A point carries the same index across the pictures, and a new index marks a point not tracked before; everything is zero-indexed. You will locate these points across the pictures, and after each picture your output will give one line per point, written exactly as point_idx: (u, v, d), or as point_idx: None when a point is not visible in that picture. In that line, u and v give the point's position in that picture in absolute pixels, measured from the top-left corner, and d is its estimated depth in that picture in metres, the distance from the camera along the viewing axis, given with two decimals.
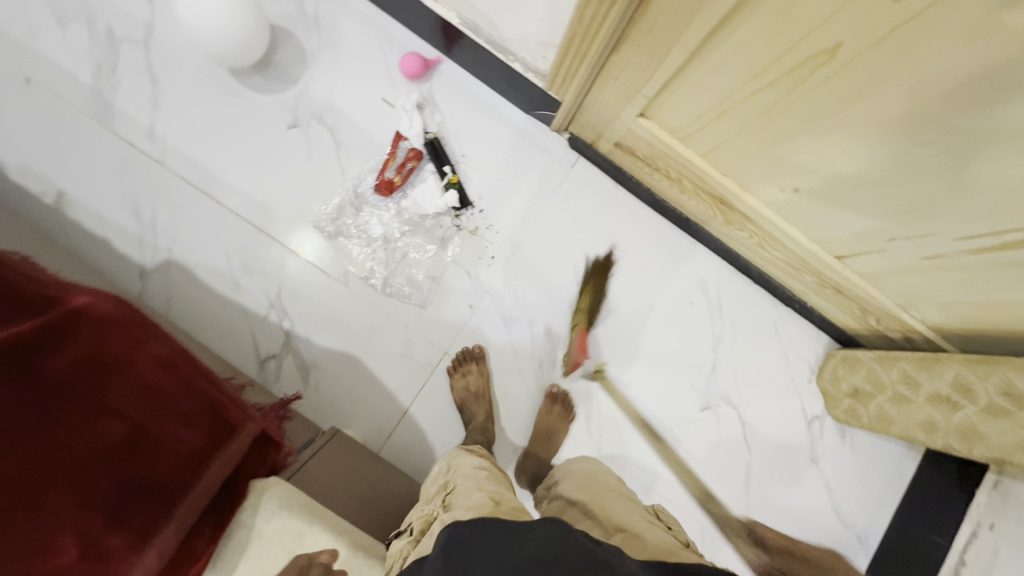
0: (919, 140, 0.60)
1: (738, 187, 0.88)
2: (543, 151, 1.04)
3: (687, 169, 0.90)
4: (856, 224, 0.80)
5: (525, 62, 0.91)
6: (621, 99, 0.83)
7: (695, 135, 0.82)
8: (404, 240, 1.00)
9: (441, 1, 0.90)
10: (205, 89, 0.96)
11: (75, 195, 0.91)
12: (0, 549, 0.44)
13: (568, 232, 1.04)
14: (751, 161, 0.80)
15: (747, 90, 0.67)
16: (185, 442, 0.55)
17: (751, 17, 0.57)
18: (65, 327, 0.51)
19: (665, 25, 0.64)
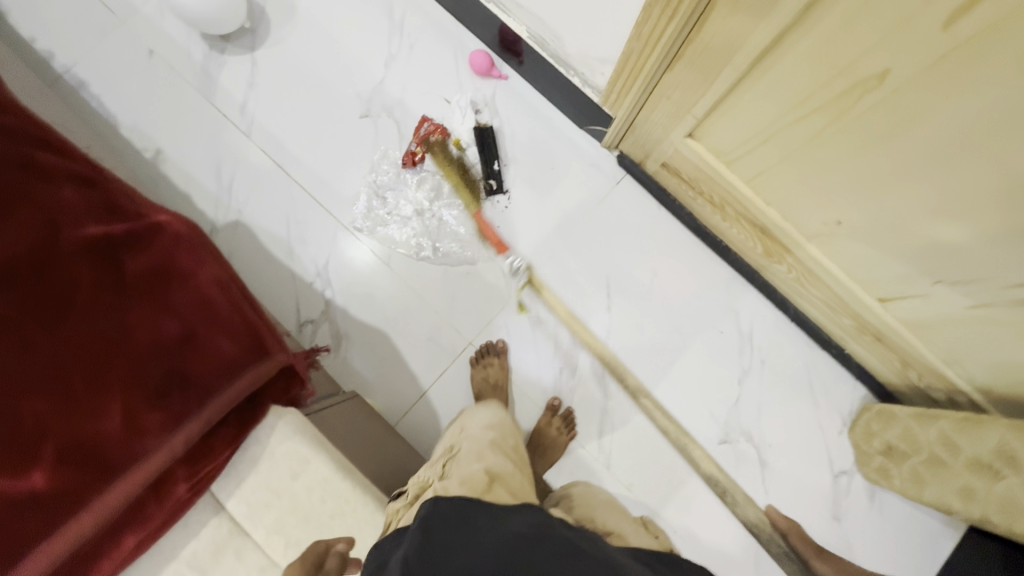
0: (966, 177, 0.60)
1: (781, 217, 0.88)
2: (591, 165, 1.08)
3: (730, 196, 0.91)
4: (899, 266, 0.78)
5: (584, 77, 0.96)
6: (671, 118, 0.87)
7: (741, 160, 0.84)
8: (440, 209, 1.06)
9: (513, 17, 0.97)
10: (294, 76, 1.07)
11: (171, 154, 1.03)
12: (68, 403, 0.56)
13: (605, 245, 1.07)
14: (794, 190, 0.81)
15: (793, 115, 0.69)
16: (222, 353, 0.64)
17: (802, 42, 0.60)
18: (146, 239, 0.64)
19: (719, 44, 0.67)
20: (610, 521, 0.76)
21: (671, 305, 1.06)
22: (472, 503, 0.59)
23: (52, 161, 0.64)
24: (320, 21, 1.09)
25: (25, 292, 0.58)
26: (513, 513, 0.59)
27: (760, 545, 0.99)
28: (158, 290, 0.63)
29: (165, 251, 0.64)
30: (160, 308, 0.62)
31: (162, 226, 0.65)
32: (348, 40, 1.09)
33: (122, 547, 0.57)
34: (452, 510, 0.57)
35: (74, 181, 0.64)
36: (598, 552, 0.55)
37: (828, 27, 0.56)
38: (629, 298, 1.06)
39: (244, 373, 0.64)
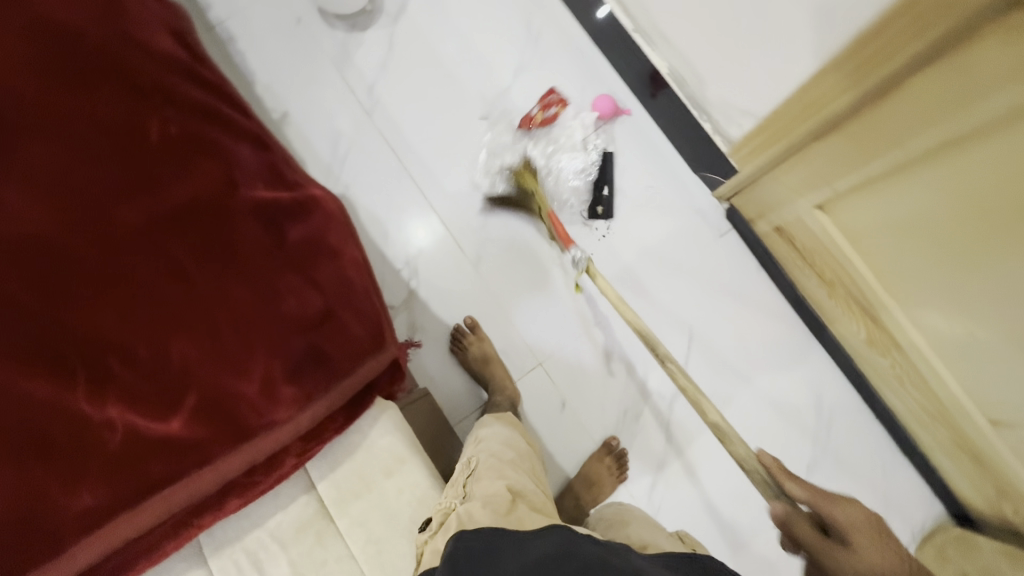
0: None
1: (898, 308, 0.83)
2: (698, 213, 1.05)
3: (845, 274, 0.87)
4: None
5: (717, 124, 0.95)
6: (802, 184, 0.83)
7: (872, 243, 0.79)
8: (561, 158, 1.06)
9: (658, 51, 0.97)
10: (425, 66, 1.09)
11: (296, 118, 1.07)
12: (214, 362, 0.59)
13: (695, 295, 1.03)
14: (925, 285, 0.76)
15: (954, 213, 0.64)
16: (352, 338, 0.63)
17: (994, 141, 0.56)
18: (301, 212, 0.65)
19: (892, 123, 0.64)
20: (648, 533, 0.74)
21: (751, 372, 1.01)
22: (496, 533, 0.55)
23: (235, 119, 0.68)
24: (461, 19, 1.11)
25: (195, 246, 0.61)
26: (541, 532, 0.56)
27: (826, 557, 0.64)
28: (307, 262, 0.64)
29: (316, 224, 0.65)
30: (306, 281, 0.62)
31: (315, 197, 0.67)
32: (483, 43, 1.10)
33: (225, 509, 0.60)
34: (476, 543, 0.53)
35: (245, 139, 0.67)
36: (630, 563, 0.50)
37: (1013, 151, 0.54)
38: (709, 354, 1.02)
39: (365, 364, 0.64)
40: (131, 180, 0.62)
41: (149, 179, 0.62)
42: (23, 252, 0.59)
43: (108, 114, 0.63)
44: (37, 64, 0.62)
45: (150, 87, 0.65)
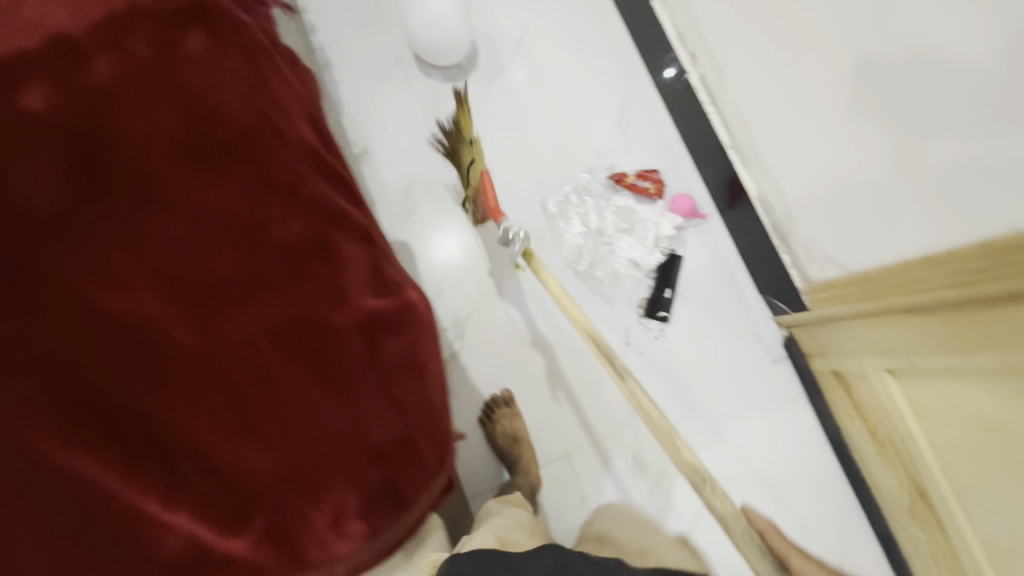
0: None
1: (948, 494, 0.78)
2: (755, 335, 1.03)
3: (899, 438, 0.83)
4: None
5: (796, 258, 0.93)
6: (877, 346, 0.80)
7: (940, 425, 0.75)
8: (618, 237, 1.04)
9: (750, 173, 0.96)
10: (512, 131, 1.09)
11: (375, 157, 1.06)
12: (287, 485, 0.53)
13: (736, 418, 1.01)
14: (988, 491, 0.70)
15: None
16: (425, 470, 0.59)
17: None
18: (398, 323, 0.59)
19: (989, 330, 0.60)
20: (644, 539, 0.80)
21: (780, 510, 0.98)
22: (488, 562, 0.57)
23: (350, 210, 0.60)
24: (556, 92, 1.10)
25: (289, 348, 0.54)
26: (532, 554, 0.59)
27: None
28: (399, 385, 0.58)
29: (411, 338, 0.59)
30: (394, 406, 0.57)
31: (418, 309, 0.59)
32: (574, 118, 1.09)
33: None
34: (467, 563, 0.57)
35: (356, 233, 0.59)
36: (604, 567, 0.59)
37: None
38: (740, 483, 0.98)
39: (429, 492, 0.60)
40: (233, 259, 0.53)
41: (256, 280, 0.54)
42: (95, 326, 0.49)
43: (220, 199, 0.53)
44: (140, 129, 0.50)
45: (274, 168, 0.54)
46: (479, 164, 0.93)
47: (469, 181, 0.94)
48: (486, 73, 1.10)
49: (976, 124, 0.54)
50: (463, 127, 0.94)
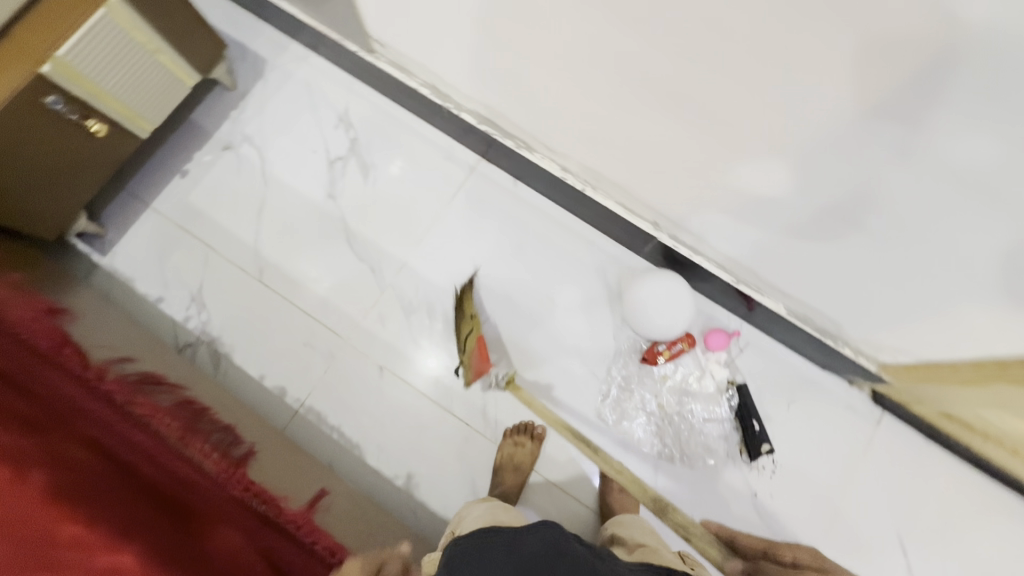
0: (971, 372, 0.78)
1: (971, 410, 0.87)
2: (846, 407, 1.03)
3: (941, 379, 0.83)
4: (972, 403, 0.84)
5: (859, 348, 0.93)
6: (936, 387, 0.86)
7: (946, 388, 0.84)
8: (684, 405, 1.03)
9: (770, 296, 0.95)
10: (524, 362, 1.04)
11: (422, 474, 1.00)
12: None
13: (883, 492, 1.00)
14: (967, 391, 0.81)
15: (958, 388, 0.82)
16: None
17: (989, 387, 0.77)
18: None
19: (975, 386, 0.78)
20: (643, 535, 0.84)
21: (974, 556, 0.97)
22: (487, 533, 0.72)
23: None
24: (551, 316, 1.05)
25: None
26: (527, 530, 0.71)
27: (621, 468, 0.99)
28: None
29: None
30: None
31: None
32: (577, 320, 1.05)
33: None
34: (471, 546, 0.71)
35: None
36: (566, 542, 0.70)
37: (990, 388, 0.77)
38: (932, 557, 0.97)
39: None
40: None
41: None
42: None
43: None
44: None
45: None
46: (478, 333, 1.01)
47: (464, 348, 1.00)
48: None
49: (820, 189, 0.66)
50: (465, 306, 1.02)
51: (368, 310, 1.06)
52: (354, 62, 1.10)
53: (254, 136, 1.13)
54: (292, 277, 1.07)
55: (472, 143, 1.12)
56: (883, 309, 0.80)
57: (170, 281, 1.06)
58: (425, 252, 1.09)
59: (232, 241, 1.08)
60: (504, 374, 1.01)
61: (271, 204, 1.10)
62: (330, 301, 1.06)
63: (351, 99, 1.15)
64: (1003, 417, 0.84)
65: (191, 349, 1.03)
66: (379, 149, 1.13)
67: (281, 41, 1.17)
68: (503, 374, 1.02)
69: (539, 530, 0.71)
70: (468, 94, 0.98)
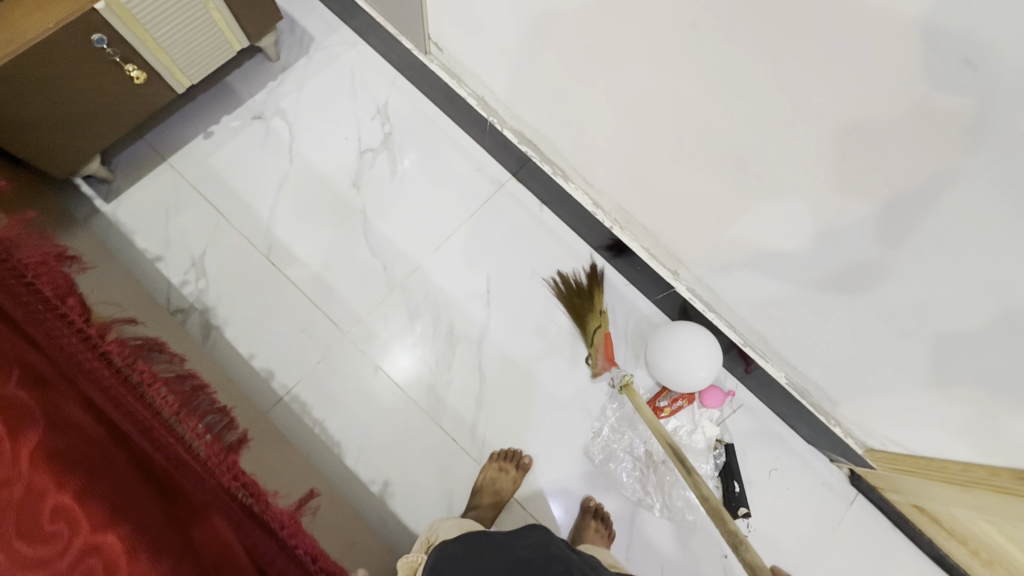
0: (951, 474, 0.81)
1: (940, 508, 0.90)
2: (823, 483, 1.05)
3: (919, 473, 0.87)
4: (947, 504, 0.87)
5: (848, 429, 0.95)
6: (913, 479, 0.89)
7: (924, 484, 0.87)
8: None
9: (773, 363, 0.96)
10: (522, 385, 1.03)
11: (398, 484, 0.97)
12: None
13: (846, 572, 1.01)
14: (943, 489, 0.84)
15: (936, 487, 0.85)
16: None
17: (962, 491, 0.80)
18: None
19: (951, 488, 0.82)
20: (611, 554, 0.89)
21: None
22: (474, 539, 0.77)
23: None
24: (556, 345, 1.05)
25: None
26: (518, 535, 0.77)
27: (599, 508, 0.98)
28: None
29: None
30: None
31: None
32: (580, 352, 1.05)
33: None
34: (458, 549, 0.74)
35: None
36: (553, 541, 0.76)
37: (962, 491, 0.80)
38: None
39: None
40: None
41: None
42: None
43: None
44: None
45: None
46: (605, 329, 1.00)
47: (592, 341, 1.00)
48: (468, 345, 1.04)
49: (839, 276, 0.69)
50: (595, 298, 1.03)
51: (372, 307, 1.04)
52: (403, 58, 1.10)
53: (287, 111, 1.11)
54: (301, 259, 1.04)
55: (505, 160, 1.12)
56: (883, 397, 0.82)
57: (173, 242, 1.02)
58: (440, 259, 1.07)
59: (245, 212, 1.05)
60: (621, 376, 0.95)
61: (293, 182, 1.08)
62: (335, 291, 1.04)
63: (392, 94, 1.14)
64: (972, 517, 0.85)
65: (182, 314, 0.99)
66: (412, 148, 1.12)
67: (332, 23, 1.16)
68: (621, 375, 0.96)
69: (525, 535, 0.77)
70: (515, 112, 0.98)
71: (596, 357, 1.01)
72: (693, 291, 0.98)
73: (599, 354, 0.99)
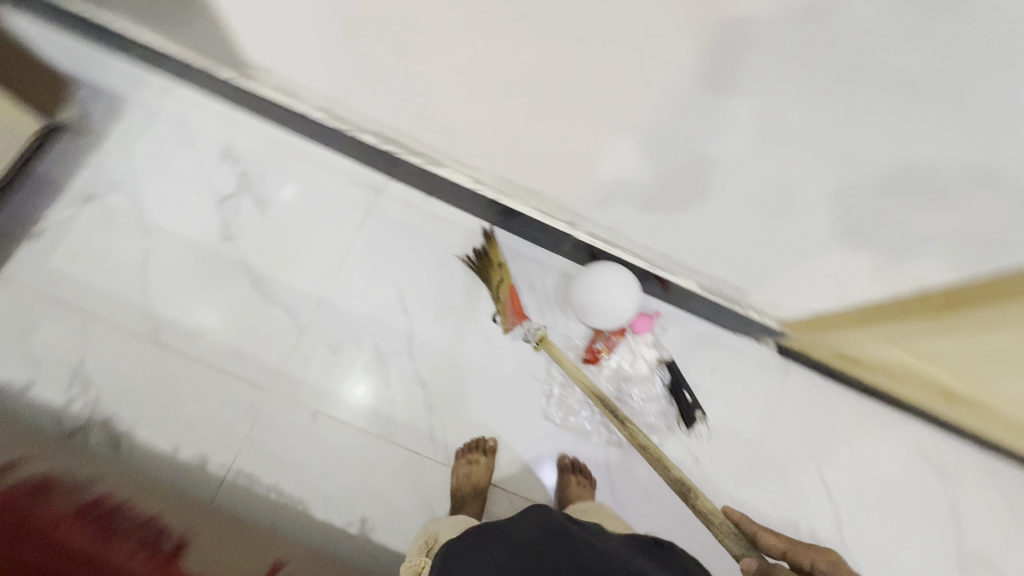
0: (852, 311, 0.91)
1: (854, 347, 1.02)
2: (759, 364, 1.14)
3: (828, 320, 0.97)
4: (858, 339, 0.98)
5: (762, 310, 1.04)
6: (826, 329, 0.99)
7: (835, 329, 0.97)
8: (623, 387, 1.08)
9: (681, 274, 1.03)
10: (465, 376, 1.03)
11: (377, 515, 0.95)
12: None
13: (800, 432, 1.12)
14: (850, 326, 0.94)
15: (845, 326, 0.95)
16: None
17: (866, 317, 0.91)
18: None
19: (858, 320, 0.92)
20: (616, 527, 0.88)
21: (874, 470, 1.12)
22: (478, 532, 0.77)
23: None
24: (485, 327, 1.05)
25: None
26: (519, 521, 0.79)
27: (574, 462, 1.01)
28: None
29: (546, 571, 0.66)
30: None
31: None
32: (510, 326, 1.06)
33: None
34: (462, 544, 0.75)
35: None
36: (555, 517, 0.79)
37: (865, 319, 0.91)
38: (845, 479, 1.11)
39: None
40: None
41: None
42: None
43: None
44: None
45: None
46: (507, 282, 1.04)
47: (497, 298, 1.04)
48: (400, 356, 1.02)
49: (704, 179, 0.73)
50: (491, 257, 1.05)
51: (289, 354, 0.99)
52: (231, 91, 1.02)
53: (123, 183, 1.01)
54: (195, 332, 0.97)
55: (375, 164, 1.08)
56: (778, 271, 0.90)
57: (39, 361, 0.91)
58: (342, 283, 1.03)
59: (112, 305, 0.95)
60: (535, 331, 1.00)
61: (156, 256, 0.98)
62: (244, 352, 0.97)
63: (233, 131, 1.06)
64: (879, 345, 0.97)
65: (81, 434, 0.89)
66: (274, 180, 1.05)
67: (139, 75, 1.05)
68: (534, 330, 1.00)
69: (527, 517, 0.79)
70: (365, 114, 0.94)
71: (505, 313, 1.04)
72: (593, 234, 1.01)
73: (507, 309, 1.03)
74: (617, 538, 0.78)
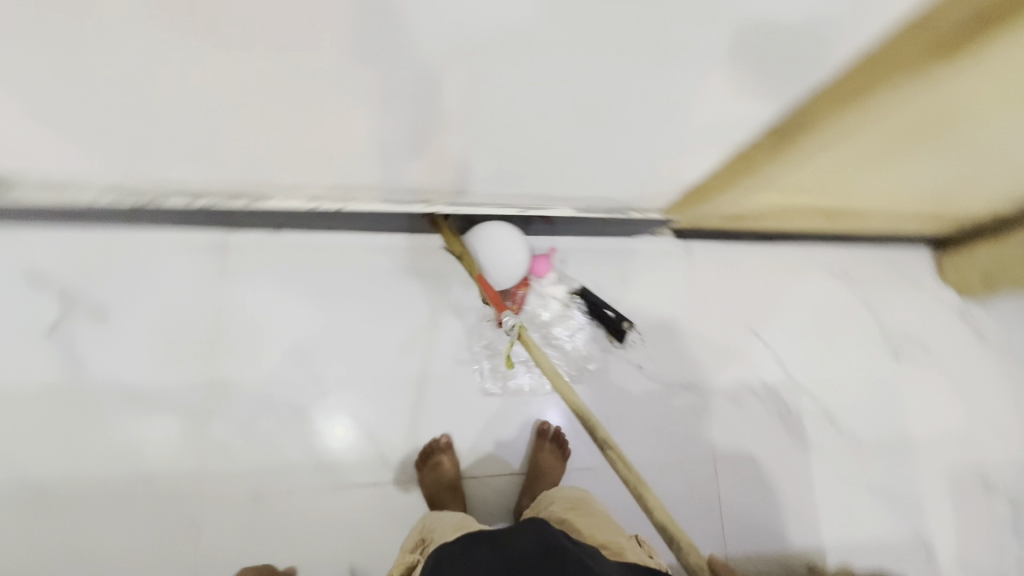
0: (717, 178, 0.90)
1: (734, 207, 1.03)
2: (661, 256, 1.17)
3: (701, 192, 0.96)
4: (735, 200, 0.98)
5: (641, 208, 1.04)
6: (702, 201, 0.99)
7: (711, 198, 0.97)
8: (548, 332, 1.08)
9: (555, 206, 1.00)
10: (393, 391, 0.99)
11: (363, 559, 0.92)
12: None
13: (718, 300, 1.18)
14: (722, 191, 0.94)
15: (718, 193, 0.95)
16: None
17: (730, 180, 0.90)
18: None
19: (724, 185, 0.91)
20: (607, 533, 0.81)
21: (788, 303, 1.21)
22: (472, 539, 0.76)
23: None
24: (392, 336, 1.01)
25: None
26: (511, 531, 0.76)
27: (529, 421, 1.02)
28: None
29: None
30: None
31: None
32: (416, 323, 1.03)
33: None
34: (455, 550, 0.73)
35: None
36: (548, 528, 0.75)
37: (729, 181, 0.89)
38: (768, 322, 1.19)
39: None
40: None
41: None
42: None
43: None
44: None
45: None
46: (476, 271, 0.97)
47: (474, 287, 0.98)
48: (319, 402, 0.96)
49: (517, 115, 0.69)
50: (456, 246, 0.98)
51: (203, 451, 0.91)
52: None
53: None
54: (92, 475, 0.88)
55: (203, 223, 0.97)
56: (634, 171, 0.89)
57: None
58: (226, 357, 0.95)
59: None
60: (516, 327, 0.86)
61: (10, 419, 0.88)
62: (154, 471, 0.89)
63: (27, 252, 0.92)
64: (753, 199, 0.98)
65: None
66: (102, 285, 0.94)
67: None
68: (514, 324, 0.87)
69: (525, 532, 0.75)
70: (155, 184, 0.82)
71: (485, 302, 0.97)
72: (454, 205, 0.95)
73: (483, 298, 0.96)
74: (614, 564, 0.71)
